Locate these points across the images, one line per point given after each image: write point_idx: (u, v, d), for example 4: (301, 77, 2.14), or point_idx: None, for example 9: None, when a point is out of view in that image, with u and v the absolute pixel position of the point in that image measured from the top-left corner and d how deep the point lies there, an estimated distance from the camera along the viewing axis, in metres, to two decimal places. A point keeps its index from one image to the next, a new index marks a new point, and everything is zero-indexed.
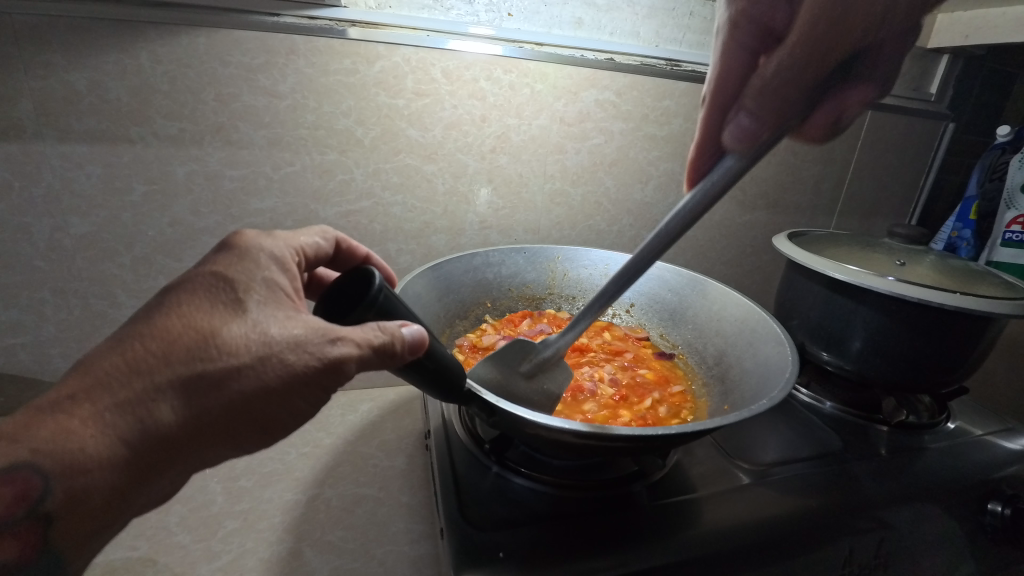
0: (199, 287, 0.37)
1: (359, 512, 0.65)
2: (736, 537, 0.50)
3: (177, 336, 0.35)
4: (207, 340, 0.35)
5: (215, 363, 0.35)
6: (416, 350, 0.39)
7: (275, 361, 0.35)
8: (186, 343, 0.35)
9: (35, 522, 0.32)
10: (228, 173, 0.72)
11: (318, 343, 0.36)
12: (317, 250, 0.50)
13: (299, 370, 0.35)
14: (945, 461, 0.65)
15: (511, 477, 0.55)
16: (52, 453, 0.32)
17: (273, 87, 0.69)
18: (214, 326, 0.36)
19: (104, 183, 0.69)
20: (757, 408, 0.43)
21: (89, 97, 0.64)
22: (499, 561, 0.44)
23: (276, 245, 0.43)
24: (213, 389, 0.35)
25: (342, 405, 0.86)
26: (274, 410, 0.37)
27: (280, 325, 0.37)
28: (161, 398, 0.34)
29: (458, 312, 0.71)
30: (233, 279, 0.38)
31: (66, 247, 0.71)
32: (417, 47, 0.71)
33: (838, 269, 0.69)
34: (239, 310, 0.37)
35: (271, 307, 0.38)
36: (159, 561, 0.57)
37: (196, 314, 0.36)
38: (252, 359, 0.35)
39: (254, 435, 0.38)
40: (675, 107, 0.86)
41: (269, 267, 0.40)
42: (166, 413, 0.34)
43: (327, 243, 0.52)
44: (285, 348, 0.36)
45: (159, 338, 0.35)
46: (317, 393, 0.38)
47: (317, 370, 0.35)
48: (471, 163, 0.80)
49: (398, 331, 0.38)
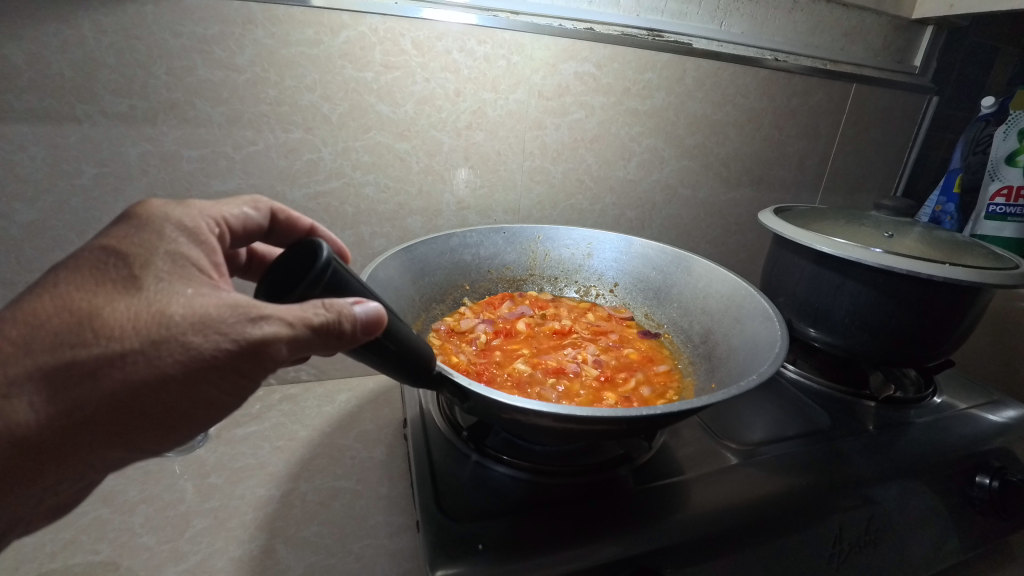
0: (84, 265, 0.34)
1: (335, 506, 0.62)
2: (724, 519, 0.49)
3: (47, 319, 0.32)
4: (82, 322, 0.32)
5: (92, 348, 0.32)
6: (370, 330, 0.36)
7: (173, 344, 0.32)
8: (55, 327, 0.32)
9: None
10: (186, 154, 0.68)
11: (235, 321, 0.33)
12: (246, 222, 0.47)
13: (207, 352, 0.33)
14: (933, 435, 0.64)
15: (492, 465, 0.53)
16: None
17: (230, 60, 0.64)
18: (92, 307, 0.33)
19: (49, 166, 0.64)
20: (746, 384, 0.41)
21: (28, 72, 0.59)
22: (476, 555, 0.42)
23: (188, 215, 0.39)
24: (90, 379, 0.32)
25: (319, 396, 0.83)
26: (173, 400, 0.34)
27: (181, 305, 0.33)
28: (21, 394, 0.31)
29: (434, 296, 0.68)
30: (126, 254, 0.35)
31: (12, 236, 0.66)
32: (384, 16, 0.67)
33: (825, 242, 0.67)
34: (129, 288, 0.34)
35: (174, 283, 0.35)
36: (122, 564, 0.54)
37: (74, 296, 0.33)
38: (143, 344, 0.32)
39: (149, 433, 0.35)
40: (657, 80, 0.83)
41: (176, 240, 0.37)
42: (23, 412, 0.31)
43: (259, 214, 0.48)
44: (186, 329, 0.33)
45: (22, 324, 0.32)
46: (233, 379, 0.35)
47: (229, 351, 0.33)
48: (446, 140, 0.77)
49: (348, 310, 0.35)
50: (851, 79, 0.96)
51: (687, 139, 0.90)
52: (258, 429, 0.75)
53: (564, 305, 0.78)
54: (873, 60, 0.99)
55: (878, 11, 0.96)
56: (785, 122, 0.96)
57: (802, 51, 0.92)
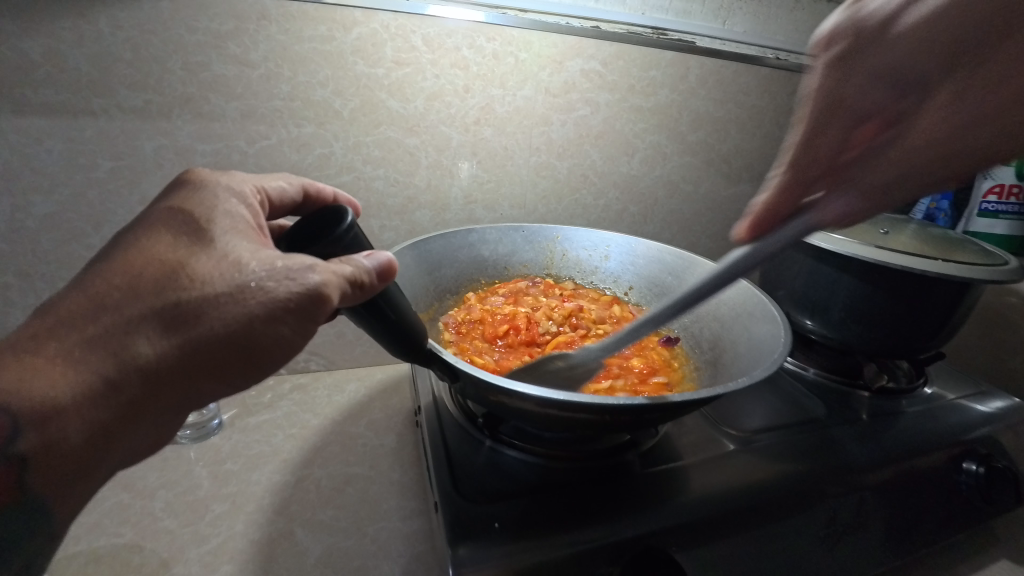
0: (157, 222, 0.36)
1: (349, 491, 0.64)
2: (723, 501, 0.51)
3: (142, 270, 0.34)
4: (176, 270, 0.34)
5: (188, 292, 0.33)
6: (384, 278, 0.39)
7: (253, 289, 0.34)
8: (152, 275, 0.34)
9: (10, 465, 0.30)
10: (200, 149, 0.69)
11: (290, 269, 0.35)
12: (281, 194, 0.48)
13: (278, 296, 0.34)
14: (921, 423, 0.67)
15: (504, 450, 0.55)
16: (19, 392, 0.30)
17: (244, 55, 0.65)
18: (181, 258, 0.34)
19: (66, 159, 0.65)
20: (747, 378, 0.43)
21: (44, 67, 0.60)
22: (493, 532, 0.44)
23: (233, 182, 0.42)
24: (190, 320, 0.33)
25: (329, 385, 0.85)
26: (261, 342, 0.35)
27: (255, 258, 0.35)
28: (136, 332, 0.33)
29: (448, 288, 0.70)
30: (192, 212, 0.37)
31: (29, 228, 0.68)
32: (396, 13, 0.68)
33: (823, 239, 0.69)
34: (205, 241, 0.36)
35: (238, 236, 0.37)
36: (145, 547, 0.56)
37: (159, 249, 0.35)
38: (229, 289, 0.33)
39: (241, 369, 0.36)
40: (661, 77, 0.84)
41: (228, 201, 0.40)
42: (144, 346, 0.33)
43: (292, 189, 0.49)
44: (262, 276, 0.34)
45: (123, 273, 0.34)
46: (303, 322, 0.36)
47: (294, 297, 0.34)
48: (455, 136, 0.78)
49: (362, 264, 0.38)
50: None
51: (690, 136, 0.92)
52: (270, 417, 0.76)
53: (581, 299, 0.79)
54: None
55: None
56: (785, 119, 0.98)
57: (803, 50, 0.93)
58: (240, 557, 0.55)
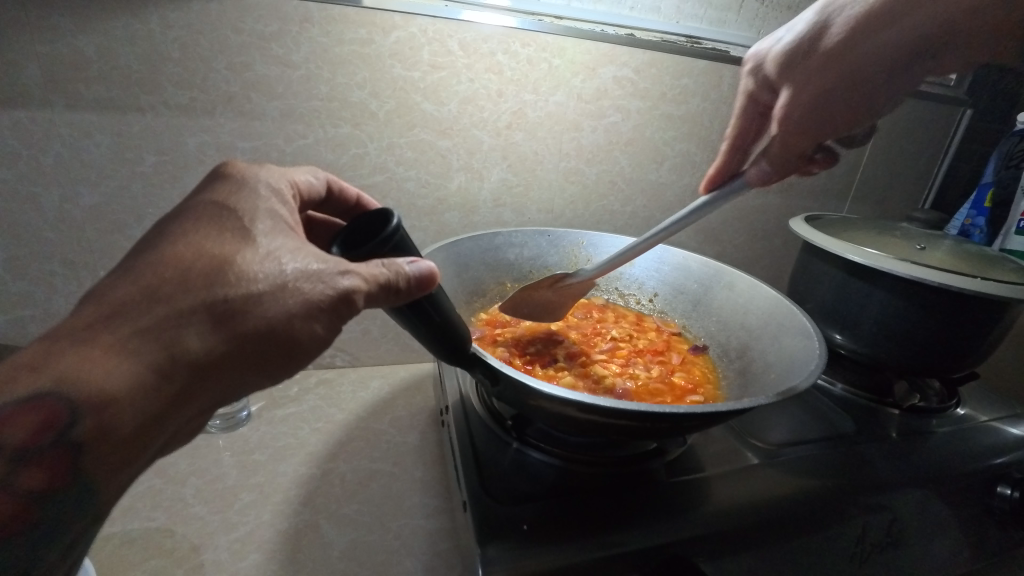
0: (203, 216, 0.36)
1: (373, 486, 0.65)
2: (749, 513, 0.51)
3: (191, 263, 0.34)
4: (223, 266, 0.34)
5: (236, 290, 0.34)
6: (422, 287, 0.40)
7: (293, 289, 0.35)
8: (202, 269, 0.34)
9: (62, 451, 0.30)
10: (240, 145, 0.71)
11: (327, 273, 0.36)
12: (310, 187, 0.48)
13: (315, 298, 0.35)
14: (952, 445, 0.65)
15: (529, 452, 0.55)
16: (76, 381, 0.30)
17: (287, 56, 0.67)
18: (227, 253, 0.35)
19: (113, 153, 0.68)
20: (777, 394, 0.42)
21: (98, 64, 0.62)
22: (520, 534, 0.45)
23: (272, 178, 0.43)
24: (237, 317, 0.34)
25: (354, 381, 0.86)
26: (298, 340, 0.36)
27: (294, 257, 0.36)
28: (189, 325, 0.33)
29: (476, 290, 0.70)
30: (236, 208, 0.38)
31: (75, 218, 0.70)
32: (433, 18, 0.69)
33: (856, 252, 0.68)
34: (249, 238, 0.36)
35: (279, 237, 0.38)
36: (177, 531, 0.57)
37: (206, 244, 0.35)
38: (271, 286, 0.35)
39: (278, 364, 0.36)
40: (693, 86, 0.84)
41: (270, 199, 0.40)
42: (194, 341, 0.33)
43: (319, 182, 0.50)
44: (299, 277, 0.35)
45: (173, 266, 0.34)
46: (331, 320, 0.37)
47: (328, 299, 0.36)
48: (486, 140, 0.79)
49: (402, 269, 0.39)
50: None
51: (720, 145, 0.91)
52: (296, 410, 0.78)
53: (610, 310, 0.80)
54: None
55: None
56: None
57: None
58: (267, 546, 0.56)
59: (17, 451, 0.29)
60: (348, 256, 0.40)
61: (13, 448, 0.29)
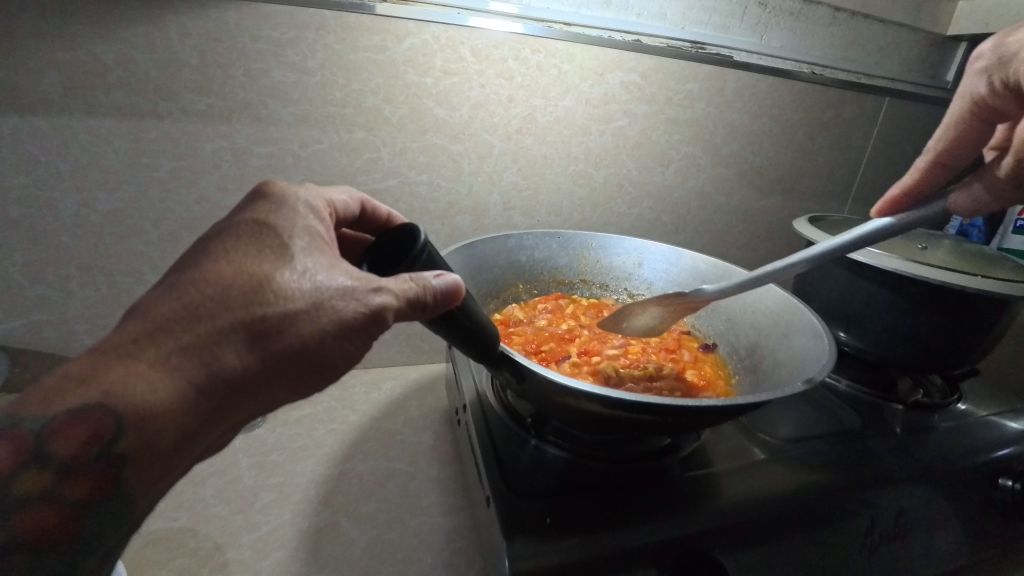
0: (243, 235, 0.37)
1: (390, 485, 0.66)
2: (760, 506, 0.53)
3: (232, 280, 0.35)
4: (263, 284, 0.35)
5: (274, 308, 0.35)
6: (450, 300, 0.41)
7: (327, 307, 0.36)
8: (241, 288, 0.35)
9: (108, 463, 0.31)
10: (256, 151, 0.72)
11: (359, 290, 0.37)
12: (345, 207, 0.50)
13: (348, 315, 0.37)
14: (954, 439, 0.67)
15: (547, 448, 0.56)
16: (121, 396, 0.31)
17: (302, 63, 0.68)
18: (265, 271, 0.36)
19: (131, 158, 0.68)
20: (792, 389, 0.44)
21: (117, 71, 0.64)
22: (544, 528, 0.46)
23: (309, 197, 0.44)
24: (272, 335, 0.35)
25: (366, 382, 0.87)
26: (327, 355, 0.38)
27: (328, 274, 0.37)
28: (228, 342, 0.34)
29: (490, 292, 0.71)
30: (275, 226, 0.39)
31: (93, 223, 0.71)
32: (446, 26, 0.70)
33: (860, 252, 0.70)
34: (286, 256, 0.37)
35: (315, 255, 0.39)
36: (200, 531, 0.58)
37: (245, 261, 0.36)
38: (308, 304, 0.36)
39: (307, 380, 0.38)
40: (697, 90, 0.86)
41: (307, 216, 0.41)
42: (232, 358, 0.34)
43: (354, 202, 0.51)
44: (334, 295, 0.37)
45: (214, 283, 0.34)
46: (361, 339, 0.38)
47: (361, 317, 0.37)
48: (496, 144, 0.80)
49: (429, 283, 0.40)
50: (884, 92, 0.98)
51: (724, 148, 0.93)
52: (311, 411, 0.78)
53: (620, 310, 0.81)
54: (908, 74, 1.02)
55: (913, 27, 0.97)
56: (821, 133, 0.98)
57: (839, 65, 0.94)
58: (290, 545, 0.57)
59: (64, 462, 0.31)
60: (380, 274, 0.42)
61: (60, 459, 0.31)
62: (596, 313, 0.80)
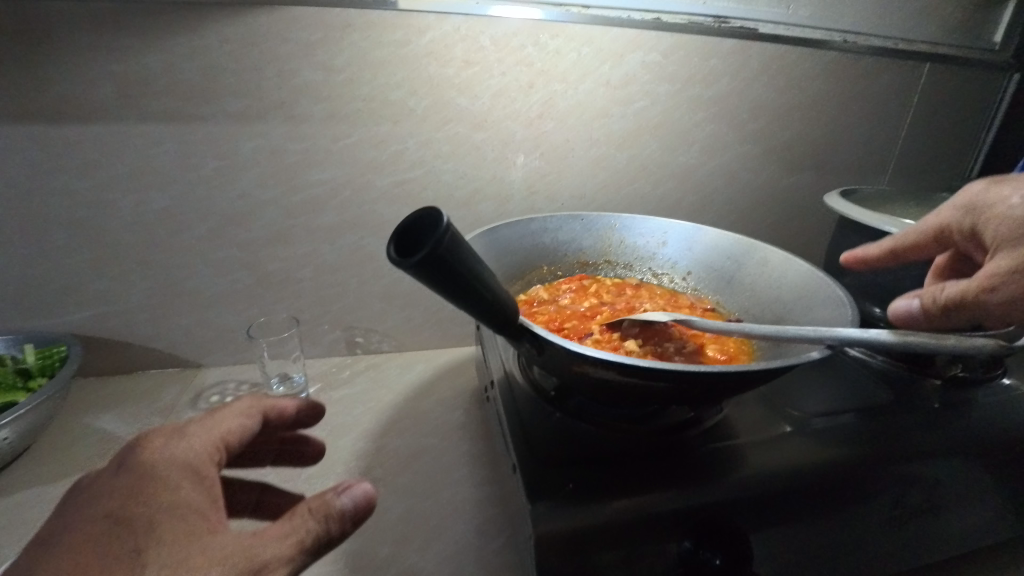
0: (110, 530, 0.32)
1: (424, 459, 0.70)
2: (781, 476, 0.53)
3: (142, 484, 0.34)
4: (154, 528, 0.32)
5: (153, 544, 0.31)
6: (362, 516, 0.37)
7: (222, 538, 0.33)
8: (139, 518, 0.33)
9: None
10: (290, 147, 0.75)
11: (271, 537, 0.34)
12: (241, 434, 0.42)
13: (258, 540, 0.33)
14: (996, 412, 0.64)
15: (571, 421, 0.58)
16: None
17: (330, 61, 0.72)
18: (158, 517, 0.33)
19: (179, 159, 0.74)
20: (804, 359, 0.45)
21: (165, 78, 0.69)
22: (566, 493, 0.48)
23: (189, 451, 0.38)
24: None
25: (400, 361, 0.91)
26: None
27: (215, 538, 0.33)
28: None
29: (515, 275, 0.73)
30: (159, 473, 0.35)
31: (148, 220, 0.76)
32: (465, 17, 0.72)
33: (892, 225, 0.68)
34: (181, 520, 0.33)
35: (196, 521, 0.34)
36: (252, 499, 0.63)
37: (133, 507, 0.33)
38: (212, 544, 0.33)
39: None
40: (720, 66, 0.85)
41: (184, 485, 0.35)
42: None
43: (253, 423, 0.44)
44: (240, 539, 0.33)
45: (119, 501, 0.33)
46: None
47: (279, 549, 0.34)
48: (518, 131, 0.81)
49: (338, 503, 0.36)
50: (925, 57, 0.94)
51: (750, 124, 0.91)
52: (349, 392, 0.82)
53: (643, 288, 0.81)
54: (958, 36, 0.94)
55: None
56: (854, 104, 0.95)
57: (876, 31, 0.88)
58: None
59: None
60: (393, 258, 0.35)
61: None
62: (619, 291, 0.80)
